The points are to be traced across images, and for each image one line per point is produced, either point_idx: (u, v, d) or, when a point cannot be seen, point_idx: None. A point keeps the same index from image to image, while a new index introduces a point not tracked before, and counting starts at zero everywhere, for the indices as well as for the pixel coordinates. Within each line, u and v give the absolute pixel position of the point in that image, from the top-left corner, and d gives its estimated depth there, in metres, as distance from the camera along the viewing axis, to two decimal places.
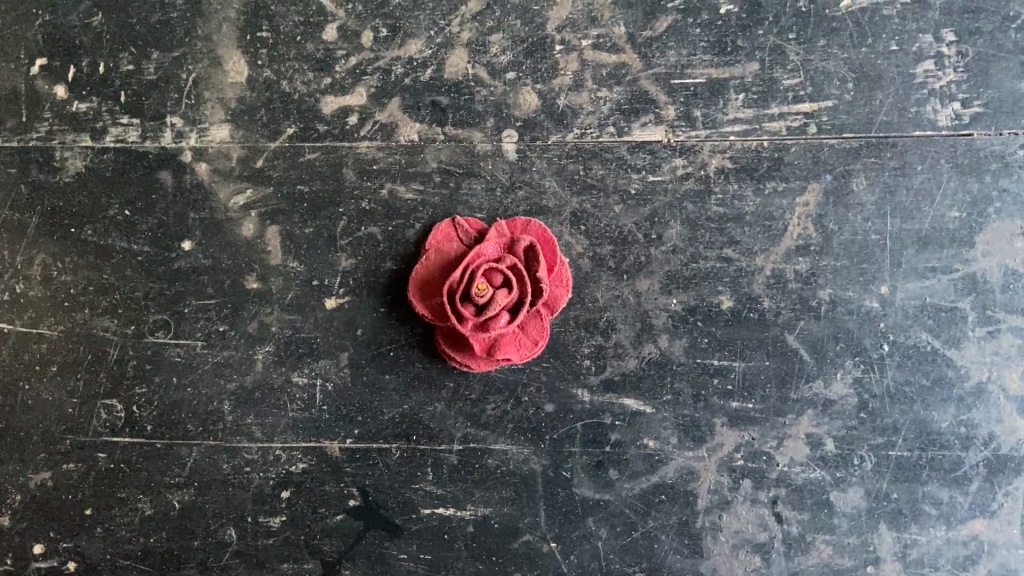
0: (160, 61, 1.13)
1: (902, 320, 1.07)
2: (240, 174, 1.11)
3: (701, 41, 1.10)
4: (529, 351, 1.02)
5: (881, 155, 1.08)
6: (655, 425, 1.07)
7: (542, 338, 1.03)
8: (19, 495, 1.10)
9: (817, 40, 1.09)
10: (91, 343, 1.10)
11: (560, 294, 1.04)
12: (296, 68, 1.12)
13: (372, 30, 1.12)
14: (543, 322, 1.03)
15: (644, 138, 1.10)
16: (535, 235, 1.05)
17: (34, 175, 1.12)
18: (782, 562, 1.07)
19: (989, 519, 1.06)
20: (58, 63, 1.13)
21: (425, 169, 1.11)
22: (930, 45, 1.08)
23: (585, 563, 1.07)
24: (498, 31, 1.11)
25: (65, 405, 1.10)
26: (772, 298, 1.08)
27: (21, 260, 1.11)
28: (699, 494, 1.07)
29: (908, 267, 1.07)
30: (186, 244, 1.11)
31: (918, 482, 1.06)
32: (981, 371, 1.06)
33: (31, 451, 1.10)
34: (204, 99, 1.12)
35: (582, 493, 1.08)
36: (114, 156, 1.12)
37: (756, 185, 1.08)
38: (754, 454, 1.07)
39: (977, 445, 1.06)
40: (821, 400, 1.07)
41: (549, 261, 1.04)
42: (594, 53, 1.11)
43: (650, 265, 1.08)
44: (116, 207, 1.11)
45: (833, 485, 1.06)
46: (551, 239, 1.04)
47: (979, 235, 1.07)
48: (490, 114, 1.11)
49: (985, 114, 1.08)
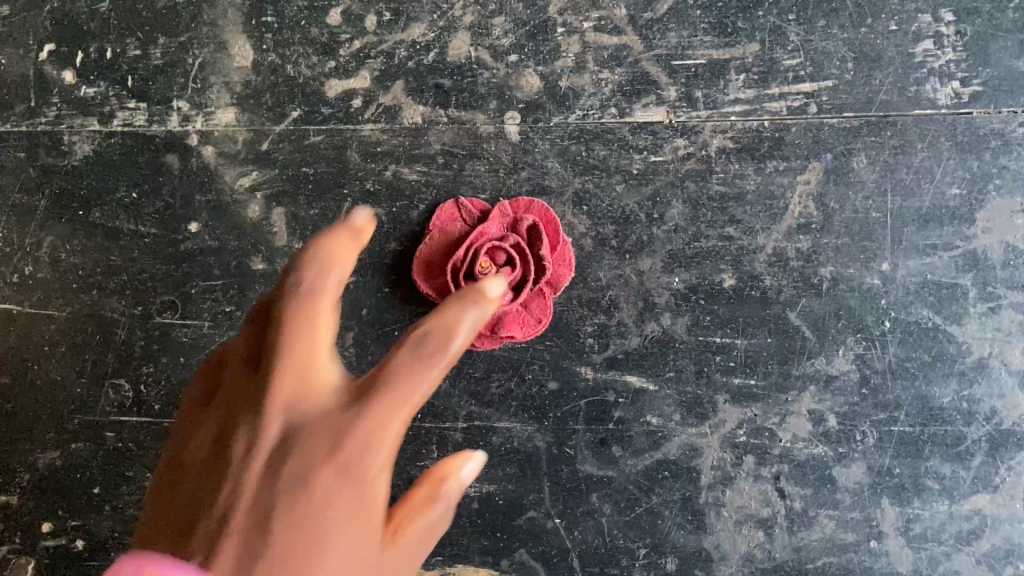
0: (167, 46, 1.14)
1: (903, 297, 1.07)
2: (245, 157, 1.12)
3: (701, 22, 1.11)
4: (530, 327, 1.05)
5: (881, 134, 1.09)
6: (658, 402, 1.08)
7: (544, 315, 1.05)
8: (28, 474, 1.11)
9: (817, 21, 1.10)
10: (99, 324, 1.11)
11: (562, 269, 1.06)
12: (301, 52, 1.13)
13: (375, 15, 1.14)
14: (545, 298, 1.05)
15: (646, 119, 1.11)
16: (538, 212, 1.07)
17: (43, 159, 1.13)
18: (785, 538, 1.07)
19: (992, 494, 1.06)
20: (67, 48, 1.15)
21: (429, 151, 1.12)
22: (929, 25, 1.09)
23: (589, 539, 1.08)
24: (500, 14, 1.13)
25: (74, 385, 1.11)
26: (773, 276, 1.08)
27: (31, 242, 1.12)
28: (702, 470, 1.07)
29: (909, 245, 1.07)
30: (193, 225, 1.12)
31: (920, 457, 1.06)
32: (982, 348, 1.07)
33: (40, 431, 1.11)
34: (210, 83, 1.14)
35: (585, 470, 1.08)
36: (122, 139, 1.13)
37: (756, 165, 1.09)
38: (757, 431, 1.07)
39: (979, 420, 1.06)
40: (823, 377, 1.07)
41: (551, 238, 1.06)
42: (595, 36, 1.12)
43: (652, 244, 1.09)
44: (124, 190, 1.13)
45: (835, 460, 1.07)
46: (554, 219, 1.06)
47: (979, 212, 1.07)
48: (493, 96, 1.12)
49: (985, 93, 1.08)
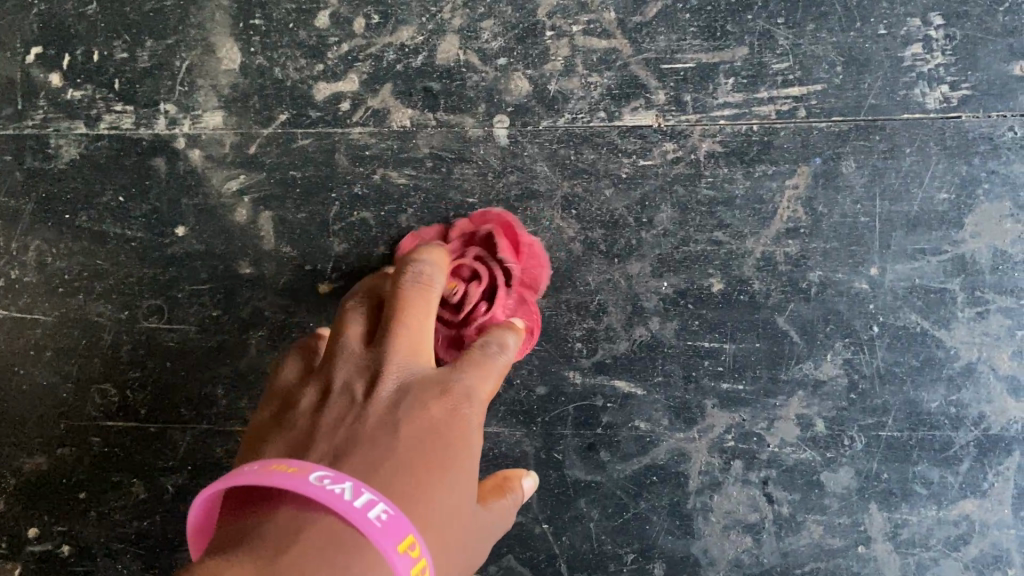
0: (154, 49, 1.14)
1: (892, 301, 1.07)
2: (233, 160, 1.12)
3: (690, 26, 1.11)
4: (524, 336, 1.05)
5: (870, 138, 1.09)
6: (646, 407, 1.08)
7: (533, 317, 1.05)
8: (13, 480, 1.10)
9: (807, 24, 1.10)
10: (85, 328, 1.11)
11: (534, 265, 1.08)
12: (289, 55, 1.13)
13: (364, 17, 1.13)
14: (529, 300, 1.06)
15: (635, 123, 1.11)
16: (490, 218, 1.08)
17: (29, 162, 1.13)
18: (772, 543, 1.07)
19: (980, 499, 1.06)
20: (54, 51, 1.14)
21: (417, 155, 1.11)
22: (918, 29, 1.09)
23: (577, 544, 1.08)
24: (489, 17, 1.12)
25: (60, 390, 1.10)
26: (762, 281, 1.08)
27: (17, 246, 1.12)
28: (690, 475, 1.07)
29: (898, 249, 1.07)
30: (180, 229, 1.11)
31: (908, 462, 1.06)
32: (970, 353, 1.06)
33: (25, 436, 1.10)
34: (197, 86, 1.13)
35: (573, 475, 1.08)
36: (109, 142, 1.13)
37: (745, 169, 1.09)
38: (745, 436, 1.07)
39: (967, 425, 1.06)
40: (811, 381, 1.07)
41: (513, 240, 1.07)
42: (584, 39, 1.12)
43: (640, 248, 1.09)
44: (110, 193, 1.12)
45: (823, 465, 1.07)
46: (513, 224, 1.07)
47: (968, 217, 1.07)
48: (481, 100, 1.12)
49: (974, 97, 1.08)
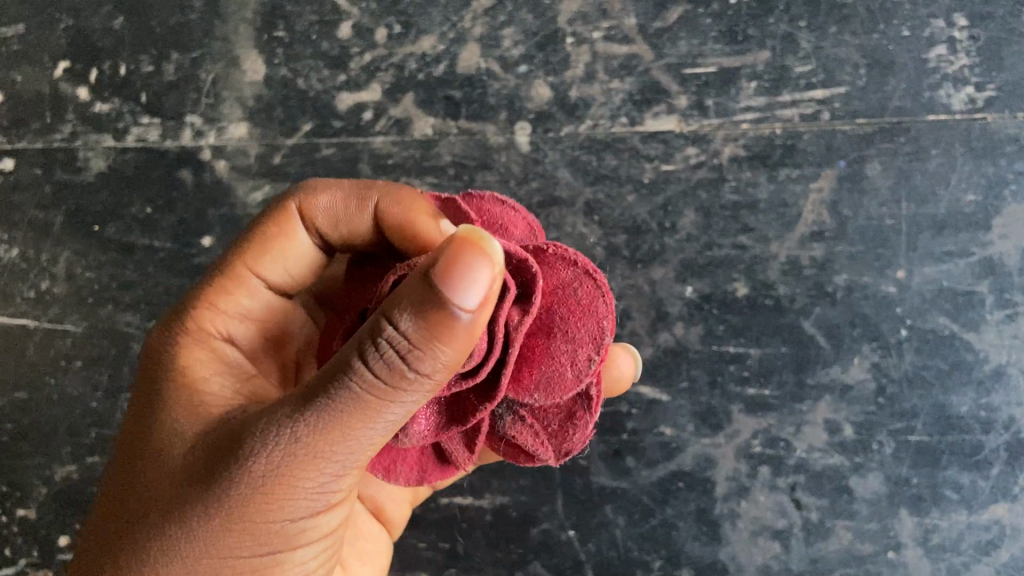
0: (179, 61, 1.16)
1: (919, 304, 1.06)
2: (257, 170, 1.13)
3: (710, 30, 1.12)
4: (597, 387, 0.71)
5: (895, 140, 1.08)
6: (672, 413, 1.07)
7: (595, 411, 0.71)
8: (44, 488, 1.11)
9: (828, 27, 1.11)
10: (115, 338, 1.12)
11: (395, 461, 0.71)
12: (312, 65, 1.15)
13: (385, 28, 1.15)
14: (548, 443, 0.71)
15: (658, 128, 1.11)
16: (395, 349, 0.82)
17: (58, 175, 1.15)
18: (801, 549, 1.06)
19: (1012, 504, 1.04)
20: (81, 65, 1.17)
21: (440, 162, 1.11)
22: (941, 30, 1.10)
23: (603, 551, 1.06)
24: (510, 26, 1.14)
25: (90, 399, 1.12)
26: (787, 285, 1.07)
27: (47, 257, 1.14)
28: (716, 481, 1.07)
29: (925, 251, 1.07)
30: (206, 240, 1.13)
31: (938, 467, 1.05)
32: (1000, 355, 1.05)
33: (57, 444, 1.11)
34: (222, 99, 1.15)
35: (599, 481, 1.07)
36: (136, 154, 1.15)
37: (769, 173, 1.09)
38: (771, 441, 1.06)
39: (997, 428, 1.04)
40: (838, 386, 1.06)
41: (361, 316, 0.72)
42: (605, 45, 1.13)
43: (664, 253, 1.09)
44: (138, 205, 1.14)
45: (851, 470, 1.06)
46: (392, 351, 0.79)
47: (995, 218, 1.06)
48: (503, 107, 1.12)
49: (1000, 98, 1.08)
